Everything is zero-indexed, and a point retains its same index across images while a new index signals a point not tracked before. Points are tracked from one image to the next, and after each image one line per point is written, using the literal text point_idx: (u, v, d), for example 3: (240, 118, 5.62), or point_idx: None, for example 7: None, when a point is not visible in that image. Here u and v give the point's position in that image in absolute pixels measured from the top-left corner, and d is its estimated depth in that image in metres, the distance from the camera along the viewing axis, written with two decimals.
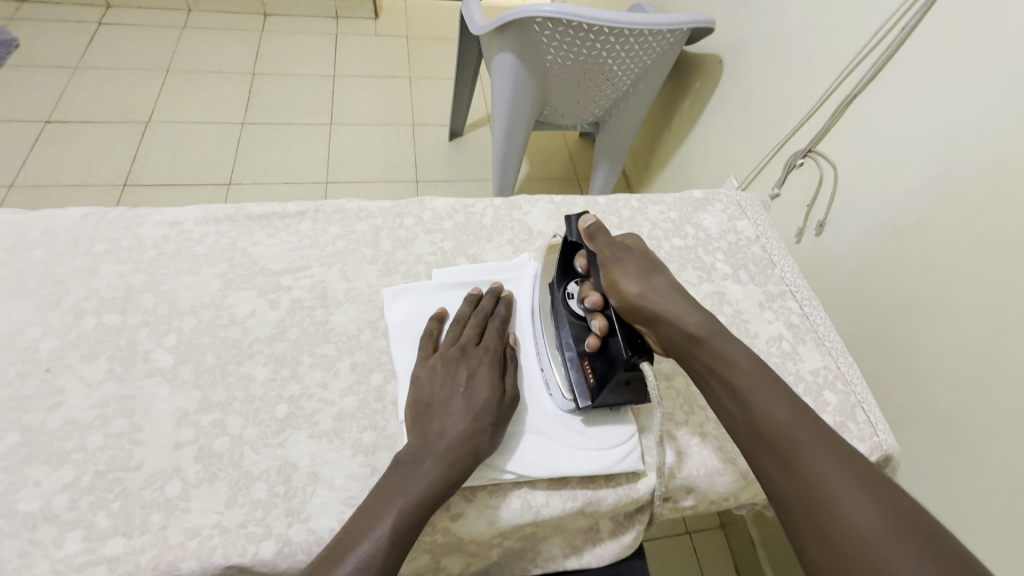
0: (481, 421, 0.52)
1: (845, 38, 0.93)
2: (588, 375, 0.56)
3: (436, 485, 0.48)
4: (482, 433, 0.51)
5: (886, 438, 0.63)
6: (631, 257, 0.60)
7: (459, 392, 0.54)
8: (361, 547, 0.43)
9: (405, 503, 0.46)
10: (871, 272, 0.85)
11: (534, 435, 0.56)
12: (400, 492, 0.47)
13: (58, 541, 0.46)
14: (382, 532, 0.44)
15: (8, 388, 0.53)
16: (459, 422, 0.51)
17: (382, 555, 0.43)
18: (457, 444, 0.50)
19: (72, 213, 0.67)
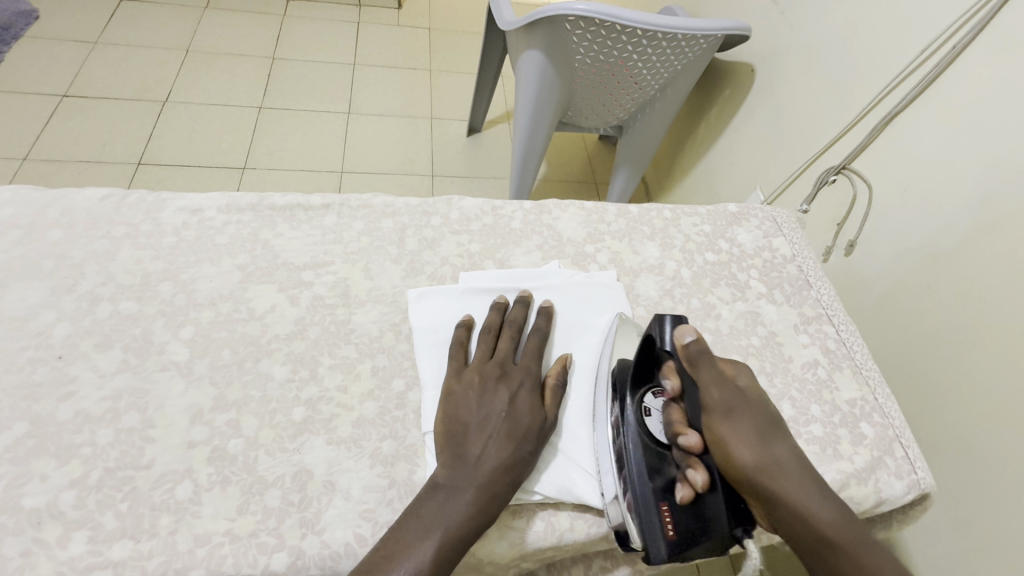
0: (521, 448, 0.50)
1: (889, 54, 0.89)
2: (667, 525, 0.47)
3: (475, 516, 0.45)
4: (522, 461, 0.49)
5: (924, 476, 0.60)
6: (741, 396, 0.50)
7: (496, 415, 0.51)
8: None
9: (442, 536, 0.44)
10: (903, 297, 0.82)
11: (559, 456, 0.53)
12: (436, 523, 0.44)
13: (63, 541, 0.44)
14: (414, 565, 0.42)
15: (18, 375, 0.51)
16: (498, 449, 0.49)
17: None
18: (496, 472, 0.47)
19: (92, 193, 0.65)
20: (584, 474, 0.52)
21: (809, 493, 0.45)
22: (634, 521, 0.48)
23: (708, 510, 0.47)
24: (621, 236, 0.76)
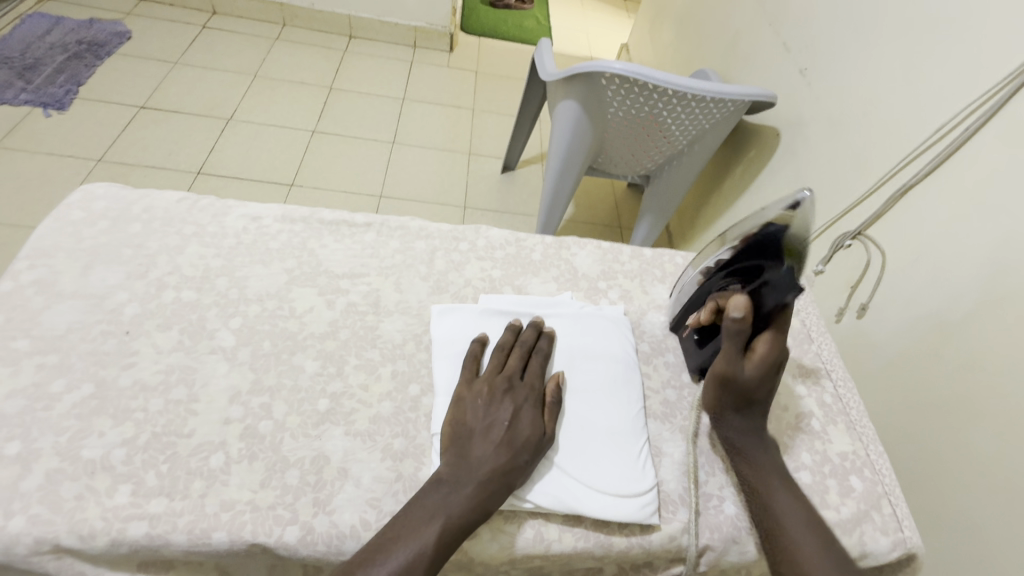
0: (519, 456, 0.54)
1: (906, 131, 0.94)
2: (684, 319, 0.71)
3: (472, 511, 0.50)
4: (518, 468, 0.54)
5: (911, 535, 0.62)
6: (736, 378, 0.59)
7: (499, 422, 0.56)
8: (394, 558, 0.46)
9: (442, 524, 0.48)
10: (910, 363, 0.84)
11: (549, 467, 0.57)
12: (438, 513, 0.49)
13: (110, 490, 0.50)
14: (414, 548, 0.46)
15: (91, 344, 0.59)
16: (498, 454, 0.53)
17: (414, 570, 0.46)
18: (494, 475, 0.52)
19: (170, 195, 0.74)
20: (574, 484, 0.56)
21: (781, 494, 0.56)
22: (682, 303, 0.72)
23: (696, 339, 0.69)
24: (633, 275, 0.81)
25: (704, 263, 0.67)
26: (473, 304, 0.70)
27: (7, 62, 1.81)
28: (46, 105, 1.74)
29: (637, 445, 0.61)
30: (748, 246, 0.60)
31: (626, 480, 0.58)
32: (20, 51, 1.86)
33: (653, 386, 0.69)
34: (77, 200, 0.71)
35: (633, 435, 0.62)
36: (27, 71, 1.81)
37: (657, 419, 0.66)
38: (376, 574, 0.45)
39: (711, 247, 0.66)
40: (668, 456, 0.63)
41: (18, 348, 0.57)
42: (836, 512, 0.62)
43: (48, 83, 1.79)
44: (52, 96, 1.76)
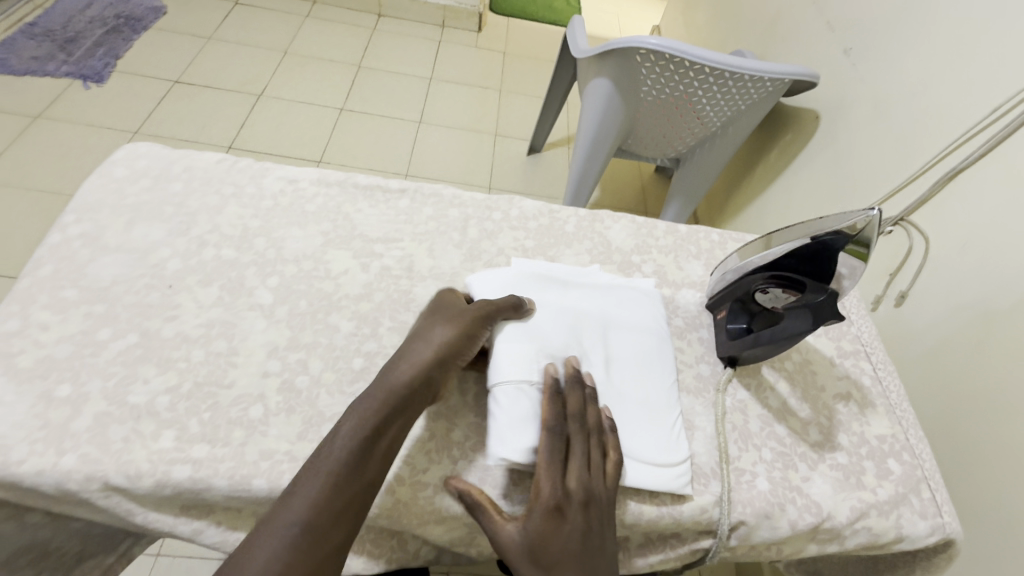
0: (441, 330, 0.56)
1: (960, 111, 0.90)
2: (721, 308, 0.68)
3: (405, 374, 0.51)
4: (449, 341, 0.55)
5: (950, 521, 0.60)
6: None
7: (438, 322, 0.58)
8: (332, 461, 0.44)
9: (379, 399, 0.49)
10: (951, 353, 0.80)
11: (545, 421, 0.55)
12: (373, 393, 0.49)
13: (155, 435, 0.51)
14: (349, 439, 0.45)
15: (135, 296, 0.60)
16: (435, 338, 0.55)
17: (347, 462, 0.44)
18: (436, 354, 0.54)
19: (209, 157, 0.75)
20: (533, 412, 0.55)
21: None
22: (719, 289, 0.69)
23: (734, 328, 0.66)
24: (667, 251, 0.80)
25: (748, 260, 0.62)
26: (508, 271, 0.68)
27: (49, 34, 1.85)
28: (85, 77, 1.77)
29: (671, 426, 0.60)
30: (803, 253, 0.55)
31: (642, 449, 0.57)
32: (61, 24, 1.90)
33: (686, 361, 0.68)
34: (121, 158, 0.73)
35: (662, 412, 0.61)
36: (67, 44, 1.85)
37: (689, 394, 0.65)
38: (311, 480, 0.43)
39: (756, 246, 0.61)
40: (700, 431, 0.62)
41: (67, 298, 0.59)
42: (872, 493, 0.61)
43: (87, 56, 1.83)
44: (91, 69, 1.79)
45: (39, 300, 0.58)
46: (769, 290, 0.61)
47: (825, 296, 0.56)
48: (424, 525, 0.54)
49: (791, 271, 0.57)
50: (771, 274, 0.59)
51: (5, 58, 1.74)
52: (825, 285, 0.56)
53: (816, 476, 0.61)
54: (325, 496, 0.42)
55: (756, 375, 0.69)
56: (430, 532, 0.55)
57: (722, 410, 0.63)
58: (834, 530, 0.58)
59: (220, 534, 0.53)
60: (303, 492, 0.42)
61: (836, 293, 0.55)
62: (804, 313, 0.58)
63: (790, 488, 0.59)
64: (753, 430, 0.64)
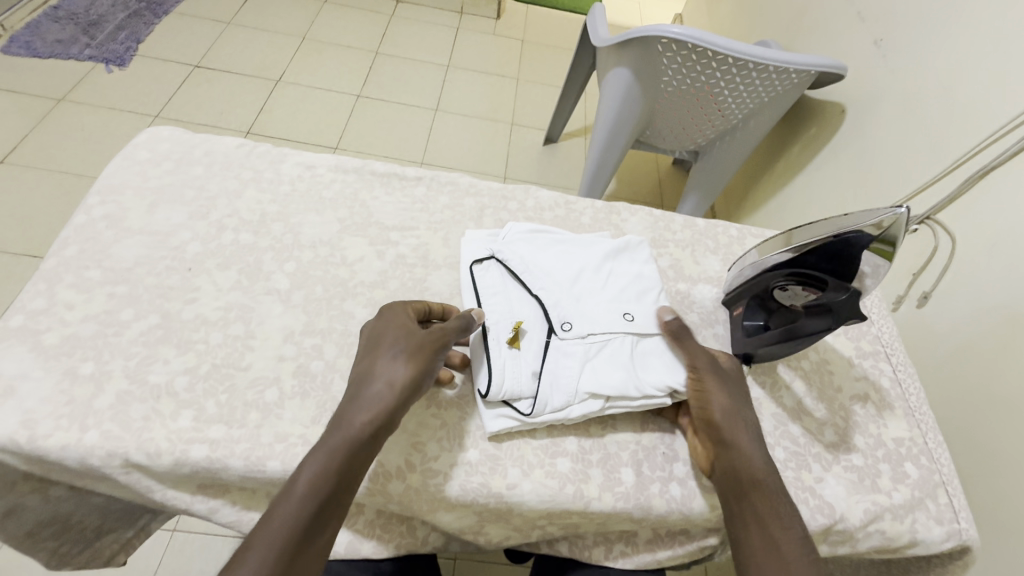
0: (394, 364, 0.51)
1: (995, 106, 0.86)
2: (733, 308, 0.67)
3: (368, 420, 0.48)
4: (398, 374, 0.50)
5: (967, 527, 0.59)
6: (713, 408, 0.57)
7: (389, 336, 0.53)
8: (294, 497, 0.44)
9: (343, 437, 0.47)
10: (977, 356, 0.77)
11: (535, 360, 0.58)
12: (336, 431, 0.48)
13: (174, 414, 0.52)
14: (313, 471, 0.45)
15: (156, 277, 0.61)
16: (385, 368, 0.51)
17: (312, 498, 0.44)
18: (385, 389, 0.49)
19: (229, 141, 0.76)
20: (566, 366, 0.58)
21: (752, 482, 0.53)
22: (730, 288, 0.68)
23: (747, 327, 0.65)
24: (684, 245, 0.79)
25: (767, 257, 0.61)
26: (504, 236, 0.69)
27: (73, 18, 1.88)
28: (108, 60, 1.79)
29: (660, 365, 0.59)
30: (827, 249, 0.54)
31: (630, 385, 0.57)
32: (84, 7, 1.92)
33: None
34: (143, 142, 0.74)
35: (654, 356, 0.60)
36: (90, 28, 1.87)
37: None
38: (286, 508, 0.44)
39: (775, 242, 0.60)
40: None
41: (91, 278, 0.60)
42: (887, 496, 0.60)
43: (110, 40, 1.85)
44: (113, 53, 1.81)
45: (64, 280, 0.59)
46: (787, 287, 0.59)
47: (847, 295, 0.55)
48: (433, 511, 0.54)
49: (813, 268, 0.56)
50: (791, 271, 0.57)
51: (31, 41, 1.77)
52: (847, 284, 0.55)
53: (830, 477, 0.60)
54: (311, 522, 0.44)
55: (772, 373, 0.68)
56: (440, 518, 0.55)
57: None
58: (846, 531, 0.58)
59: (235, 513, 0.54)
60: (280, 515, 0.44)
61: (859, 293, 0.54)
62: (827, 312, 0.57)
63: (803, 488, 0.59)
64: (766, 429, 0.63)
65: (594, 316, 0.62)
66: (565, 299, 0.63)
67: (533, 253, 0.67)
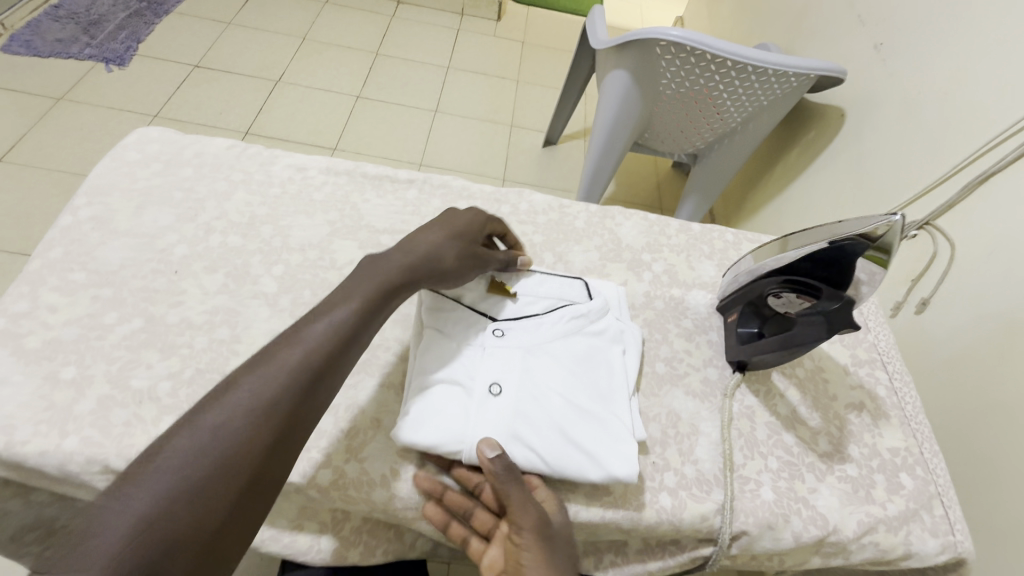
0: (418, 251, 0.53)
1: (995, 112, 0.85)
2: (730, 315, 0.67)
3: (371, 298, 0.47)
4: (418, 260, 0.52)
5: (962, 539, 0.58)
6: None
7: (421, 239, 0.54)
8: (258, 380, 0.39)
9: (339, 315, 0.45)
10: (975, 363, 0.75)
11: (457, 413, 0.52)
12: (331, 313, 0.45)
13: (156, 420, 0.51)
14: (293, 356, 0.41)
15: (142, 280, 0.61)
16: (405, 256, 0.52)
17: (280, 380, 0.39)
18: (398, 270, 0.50)
19: (220, 143, 0.75)
20: (473, 374, 0.55)
21: None
22: (727, 297, 0.68)
23: (741, 335, 0.64)
24: (679, 250, 0.78)
25: (763, 263, 0.60)
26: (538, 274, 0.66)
27: (73, 17, 1.87)
28: (108, 60, 1.79)
29: (546, 438, 0.52)
30: (822, 256, 0.54)
31: (504, 427, 0.52)
32: (85, 7, 1.92)
33: (694, 364, 0.67)
34: (133, 143, 0.73)
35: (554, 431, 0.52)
36: (91, 27, 1.87)
37: (694, 398, 0.64)
38: (240, 395, 0.38)
39: (772, 248, 0.59)
40: (705, 436, 0.61)
41: (75, 281, 0.59)
42: (881, 508, 0.59)
43: (110, 39, 1.85)
44: (113, 52, 1.81)
45: (48, 282, 0.59)
46: (781, 295, 0.59)
47: (839, 305, 0.54)
48: (419, 520, 0.54)
49: (808, 275, 0.56)
50: (785, 279, 0.57)
51: (31, 40, 1.77)
52: (840, 292, 0.54)
53: (823, 487, 0.59)
54: (243, 438, 0.36)
55: (766, 381, 0.67)
56: (426, 527, 0.54)
57: (729, 415, 0.62)
58: (839, 543, 0.57)
59: None
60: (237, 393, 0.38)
61: (852, 302, 0.53)
62: (820, 322, 0.55)
63: (796, 499, 0.58)
64: (759, 438, 0.62)
65: (540, 379, 0.56)
66: (512, 356, 0.57)
67: (548, 293, 0.64)
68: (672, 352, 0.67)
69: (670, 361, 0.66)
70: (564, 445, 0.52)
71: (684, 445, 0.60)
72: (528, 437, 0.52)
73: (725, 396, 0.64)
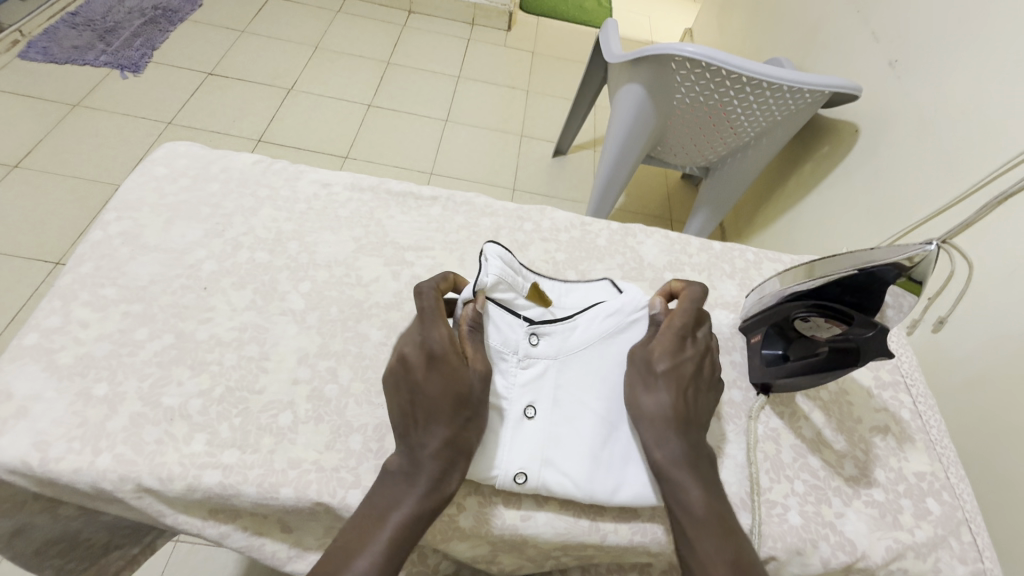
0: (459, 419, 0.50)
1: (1013, 133, 0.85)
2: (754, 336, 0.67)
3: (438, 486, 0.47)
4: (471, 431, 0.50)
5: (991, 566, 0.57)
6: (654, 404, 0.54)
7: (441, 392, 0.50)
8: (373, 556, 0.43)
9: (412, 509, 0.46)
10: (995, 385, 0.75)
11: (495, 434, 0.54)
12: (410, 494, 0.47)
13: (187, 438, 0.52)
14: (393, 531, 0.45)
15: (171, 296, 0.61)
16: (446, 427, 0.49)
17: (389, 564, 0.44)
18: (453, 445, 0.49)
19: (246, 158, 0.76)
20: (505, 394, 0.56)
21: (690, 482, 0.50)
22: (750, 316, 0.68)
23: (765, 357, 0.64)
24: (701, 269, 0.78)
25: (788, 287, 0.60)
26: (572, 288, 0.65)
27: (90, 24, 1.90)
28: (123, 67, 1.81)
29: (576, 464, 0.53)
30: (852, 282, 0.54)
31: (535, 455, 0.53)
32: (101, 14, 1.94)
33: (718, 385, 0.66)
34: (160, 157, 0.74)
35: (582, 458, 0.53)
36: (107, 35, 1.89)
37: (719, 419, 0.63)
38: (359, 566, 0.43)
39: (797, 273, 0.59)
40: (731, 459, 0.61)
41: (106, 296, 0.60)
42: (909, 534, 0.58)
43: (126, 47, 1.87)
44: (129, 60, 1.83)
45: (79, 297, 0.59)
46: (809, 319, 0.59)
47: (873, 332, 0.54)
48: (447, 541, 0.53)
49: (837, 301, 0.55)
50: (814, 304, 0.57)
51: (48, 47, 1.79)
52: (874, 321, 0.54)
53: (851, 512, 0.59)
54: None
55: (790, 403, 0.67)
56: (453, 547, 0.54)
57: (754, 437, 0.61)
58: (867, 570, 0.56)
59: (246, 539, 0.53)
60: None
61: (886, 330, 0.53)
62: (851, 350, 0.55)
63: (824, 524, 0.57)
64: (785, 461, 0.62)
65: (572, 400, 0.56)
66: (546, 375, 0.57)
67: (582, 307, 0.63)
68: None
69: None
70: (597, 467, 0.53)
71: None
72: (559, 464, 0.53)
73: (749, 418, 0.64)
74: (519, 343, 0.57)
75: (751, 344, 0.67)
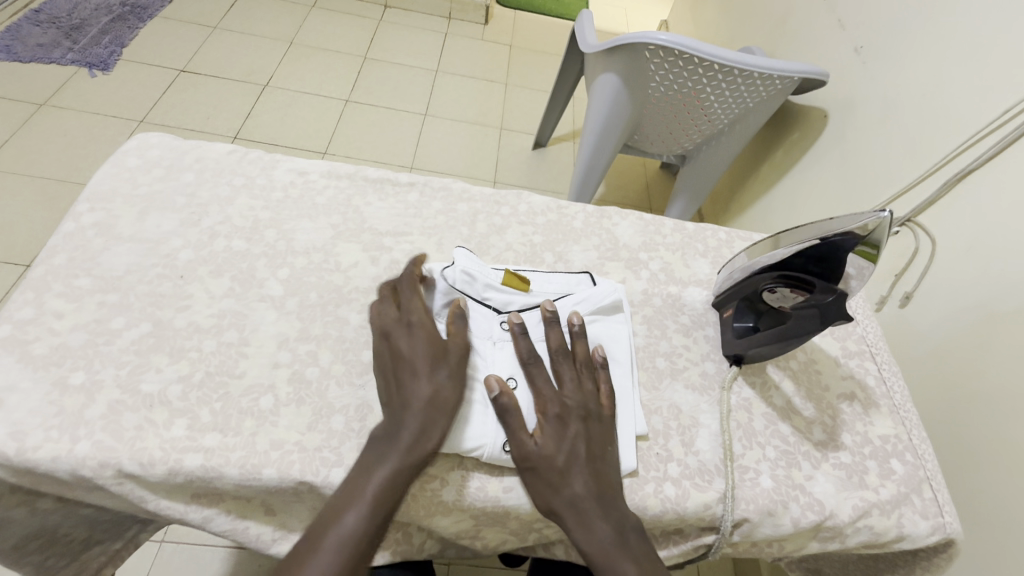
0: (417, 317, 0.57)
1: (970, 115, 0.88)
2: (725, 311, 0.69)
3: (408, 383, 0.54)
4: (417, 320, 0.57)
5: (951, 521, 0.60)
6: (560, 417, 0.54)
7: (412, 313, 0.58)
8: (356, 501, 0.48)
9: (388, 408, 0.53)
10: (955, 355, 0.78)
11: (483, 410, 0.56)
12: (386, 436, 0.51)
13: (168, 423, 0.52)
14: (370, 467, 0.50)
15: (147, 285, 0.61)
16: (424, 383, 0.53)
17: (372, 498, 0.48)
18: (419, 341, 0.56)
19: (220, 147, 0.76)
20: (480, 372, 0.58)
21: (551, 435, 0.53)
22: (721, 292, 0.71)
23: (737, 331, 0.67)
24: (675, 248, 0.80)
25: (756, 260, 0.62)
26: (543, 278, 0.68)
27: (55, 22, 1.85)
28: (91, 65, 1.77)
29: None
30: (815, 252, 0.56)
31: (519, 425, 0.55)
32: (67, 11, 1.89)
33: (692, 358, 0.68)
34: (133, 147, 0.73)
35: None
36: (72, 32, 1.84)
37: (695, 391, 0.66)
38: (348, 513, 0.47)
39: (764, 246, 0.62)
40: (707, 429, 0.63)
41: (80, 286, 0.59)
42: (873, 493, 0.61)
43: (93, 44, 1.82)
44: (97, 57, 1.79)
45: (52, 288, 0.59)
46: (776, 290, 0.61)
47: (834, 298, 0.56)
48: (431, 516, 0.54)
49: (802, 271, 0.58)
50: (779, 275, 0.59)
51: (12, 45, 1.74)
52: (835, 287, 0.56)
53: (819, 475, 0.61)
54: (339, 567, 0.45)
55: (761, 373, 0.69)
56: (436, 523, 0.55)
57: (727, 407, 0.64)
58: (835, 528, 0.59)
59: (230, 522, 0.53)
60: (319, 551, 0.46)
61: (845, 295, 0.55)
62: (815, 314, 0.57)
63: (794, 486, 0.60)
64: (757, 428, 0.64)
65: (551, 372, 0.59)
66: None
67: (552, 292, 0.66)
68: (671, 347, 0.69)
69: (670, 356, 0.68)
70: None
71: (685, 436, 0.62)
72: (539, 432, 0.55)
73: (721, 391, 0.66)
74: (492, 329, 0.61)
75: (723, 319, 0.70)
